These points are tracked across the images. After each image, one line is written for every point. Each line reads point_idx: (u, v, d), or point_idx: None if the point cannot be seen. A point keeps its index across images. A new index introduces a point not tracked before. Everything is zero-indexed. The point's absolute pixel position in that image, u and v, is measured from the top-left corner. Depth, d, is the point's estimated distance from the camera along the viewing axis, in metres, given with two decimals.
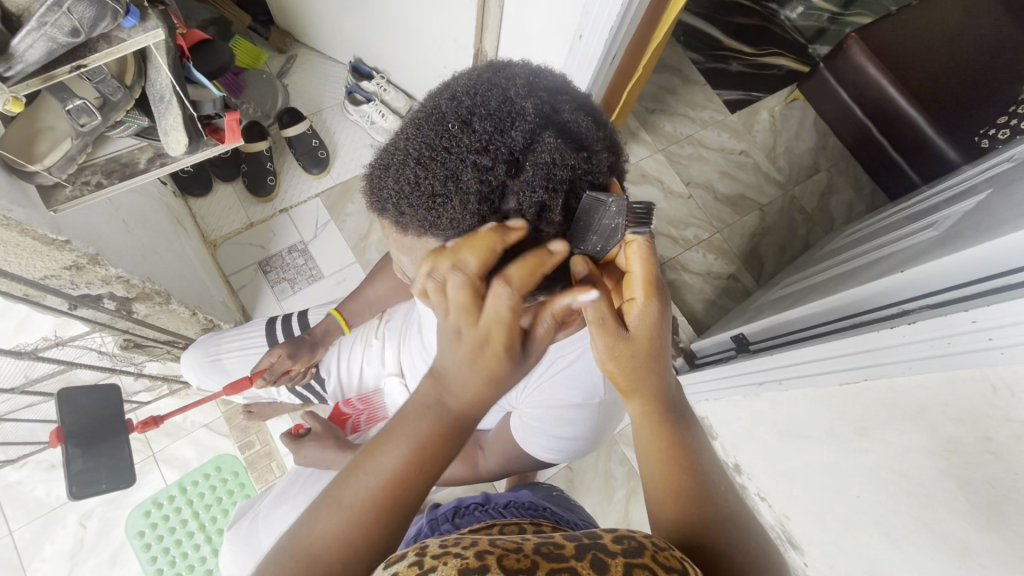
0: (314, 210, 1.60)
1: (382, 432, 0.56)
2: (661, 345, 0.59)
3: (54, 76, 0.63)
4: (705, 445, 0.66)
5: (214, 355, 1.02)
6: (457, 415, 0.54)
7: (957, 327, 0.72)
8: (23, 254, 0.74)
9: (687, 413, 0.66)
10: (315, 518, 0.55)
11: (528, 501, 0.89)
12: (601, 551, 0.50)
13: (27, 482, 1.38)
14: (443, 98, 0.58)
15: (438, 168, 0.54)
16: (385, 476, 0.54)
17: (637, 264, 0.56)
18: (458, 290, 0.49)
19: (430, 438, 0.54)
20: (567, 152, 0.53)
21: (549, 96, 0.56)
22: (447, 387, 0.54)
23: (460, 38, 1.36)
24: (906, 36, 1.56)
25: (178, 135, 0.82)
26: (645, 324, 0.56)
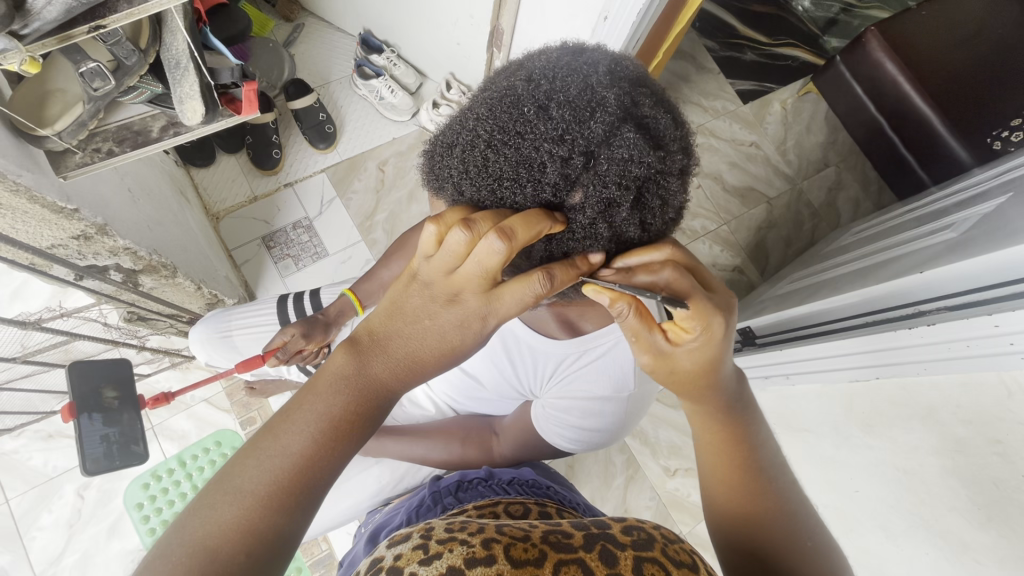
0: (319, 184, 1.57)
1: (284, 410, 0.55)
2: (718, 365, 0.59)
3: (72, 37, 0.59)
4: (767, 437, 0.66)
5: (224, 332, 1.01)
6: (375, 388, 0.56)
7: (976, 331, 0.73)
8: (32, 223, 0.71)
9: (756, 413, 0.66)
10: (204, 513, 0.50)
11: (531, 478, 0.83)
12: (611, 542, 0.49)
13: (23, 451, 1.36)
14: (518, 78, 0.55)
15: (509, 153, 0.53)
16: (290, 455, 0.52)
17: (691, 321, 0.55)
18: (488, 260, 0.50)
19: (346, 413, 0.54)
20: (645, 149, 0.52)
21: (630, 87, 0.54)
22: (376, 361, 0.56)
23: (476, 14, 1.33)
24: (926, 31, 1.54)
25: (194, 104, 0.78)
26: (695, 355, 0.57)
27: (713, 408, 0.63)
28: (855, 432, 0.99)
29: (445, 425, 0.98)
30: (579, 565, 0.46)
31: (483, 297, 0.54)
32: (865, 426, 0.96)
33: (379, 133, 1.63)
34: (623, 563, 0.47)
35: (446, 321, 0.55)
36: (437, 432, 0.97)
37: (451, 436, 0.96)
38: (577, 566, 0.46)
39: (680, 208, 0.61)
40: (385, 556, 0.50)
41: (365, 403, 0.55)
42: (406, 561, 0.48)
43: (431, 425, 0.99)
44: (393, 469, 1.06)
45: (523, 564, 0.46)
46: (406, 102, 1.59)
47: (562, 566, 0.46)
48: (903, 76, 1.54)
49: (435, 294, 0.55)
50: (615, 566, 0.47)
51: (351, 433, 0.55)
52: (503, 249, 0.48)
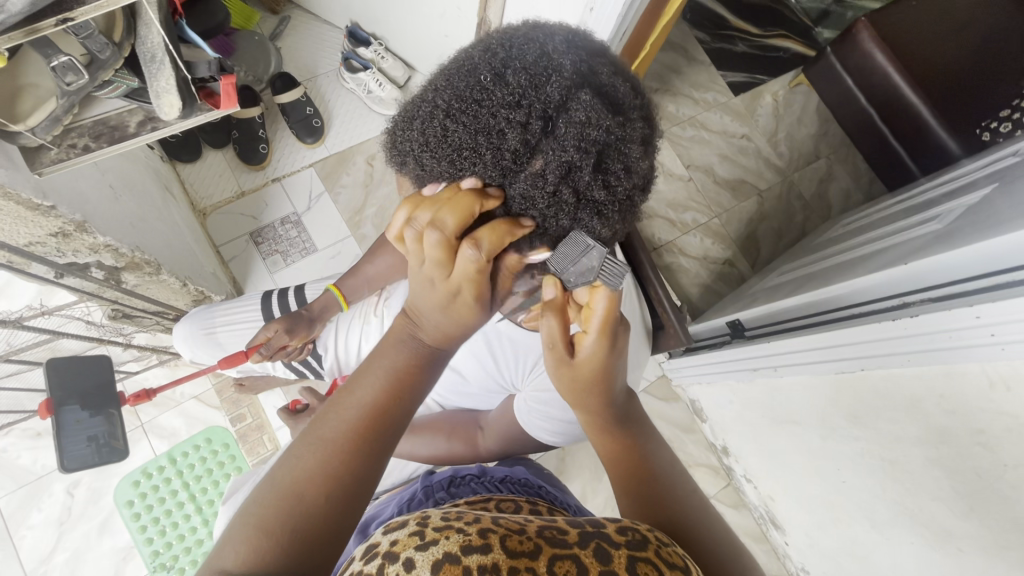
0: (307, 179, 1.55)
1: (355, 371, 0.60)
2: (608, 374, 0.65)
3: (39, 29, 0.57)
4: (661, 452, 0.73)
5: (209, 328, 1.00)
6: (431, 347, 0.60)
7: (959, 322, 0.72)
8: (8, 220, 0.70)
9: (645, 429, 0.74)
10: (291, 463, 0.54)
11: (523, 478, 0.83)
12: (605, 541, 0.49)
13: (12, 450, 1.35)
14: (477, 49, 0.55)
15: (467, 120, 0.51)
16: (364, 406, 0.57)
17: (587, 345, 0.62)
18: (433, 251, 0.53)
19: (411, 366, 0.59)
20: (603, 113, 0.50)
21: (588, 56, 0.53)
22: (423, 326, 0.60)
23: (463, 6, 1.31)
24: (916, 21, 1.53)
25: (170, 98, 0.77)
26: (591, 361, 0.63)
27: (598, 424, 0.71)
28: (842, 422, 0.99)
29: (431, 419, 0.98)
30: (573, 560, 0.47)
31: (445, 277, 0.55)
32: (851, 416, 0.97)
33: (367, 127, 1.62)
34: (617, 562, 0.47)
35: (429, 295, 0.58)
36: (424, 425, 0.97)
37: (438, 431, 0.96)
38: (572, 562, 0.47)
39: (645, 179, 0.58)
40: (381, 542, 0.50)
41: (426, 359, 0.60)
42: (402, 547, 0.48)
43: (418, 418, 0.99)
44: (382, 465, 1.05)
45: (519, 555, 0.47)
46: (395, 96, 1.57)
47: (557, 560, 0.47)
48: (892, 68, 1.54)
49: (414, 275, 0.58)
50: (609, 563, 0.47)
51: (413, 386, 0.59)
52: (437, 240, 0.52)
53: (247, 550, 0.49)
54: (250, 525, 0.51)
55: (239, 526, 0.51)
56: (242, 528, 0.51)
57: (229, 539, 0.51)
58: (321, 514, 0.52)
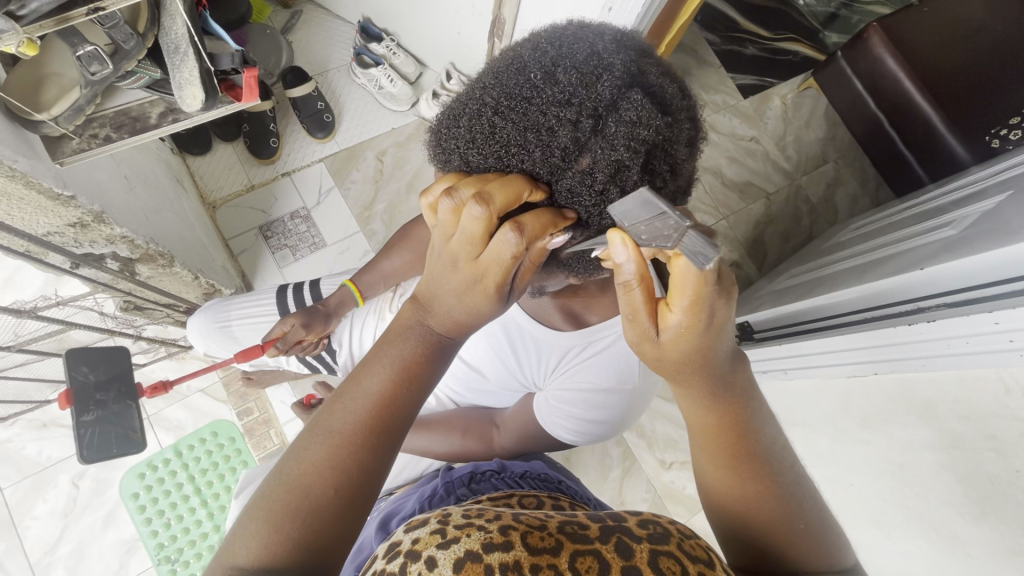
0: (317, 174, 1.55)
1: (362, 362, 0.58)
2: (707, 352, 0.56)
3: (69, 19, 0.57)
4: (766, 421, 0.65)
5: (223, 322, 1.00)
6: (439, 337, 0.58)
7: (976, 328, 0.73)
8: (27, 209, 0.70)
9: (754, 395, 0.64)
10: (297, 456, 0.54)
11: (543, 472, 0.83)
12: (626, 534, 0.49)
13: (17, 440, 1.35)
14: (525, 49, 0.55)
15: (516, 117, 0.51)
16: (369, 398, 0.55)
17: (677, 315, 0.52)
18: (472, 229, 0.50)
19: (417, 357, 0.57)
20: (653, 112, 0.50)
21: (637, 56, 0.53)
22: (435, 314, 0.58)
23: (478, 3, 1.32)
24: (927, 27, 1.54)
25: (194, 90, 0.76)
26: (680, 344, 0.55)
27: (701, 396, 0.61)
28: (852, 427, 0.99)
29: (446, 416, 0.98)
30: (594, 555, 0.46)
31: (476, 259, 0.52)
32: (862, 420, 0.97)
33: (378, 123, 1.62)
34: (640, 557, 0.46)
35: (453, 283, 0.55)
36: (439, 422, 0.97)
37: (452, 427, 0.96)
38: (594, 558, 0.46)
39: (688, 181, 0.58)
40: (403, 541, 0.50)
41: (434, 348, 0.58)
42: (424, 545, 0.48)
43: (433, 415, 1.00)
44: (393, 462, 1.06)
45: (540, 552, 0.46)
46: (406, 92, 1.57)
47: (578, 556, 0.46)
48: (903, 73, 1.54)
49: (443, 261, 0.55)
50: (631, 559, 0.46)
51: (419, 378, 0.57)
52: (481, 215, 0.48)
53: (256, 543, 0.50)
54: (259, 518, 0.51)
55: (248, 518, 0.52)
56: (252, 521, 0.51)
57: (240, 531, 0.52)
58: (329, 507, 0.52)
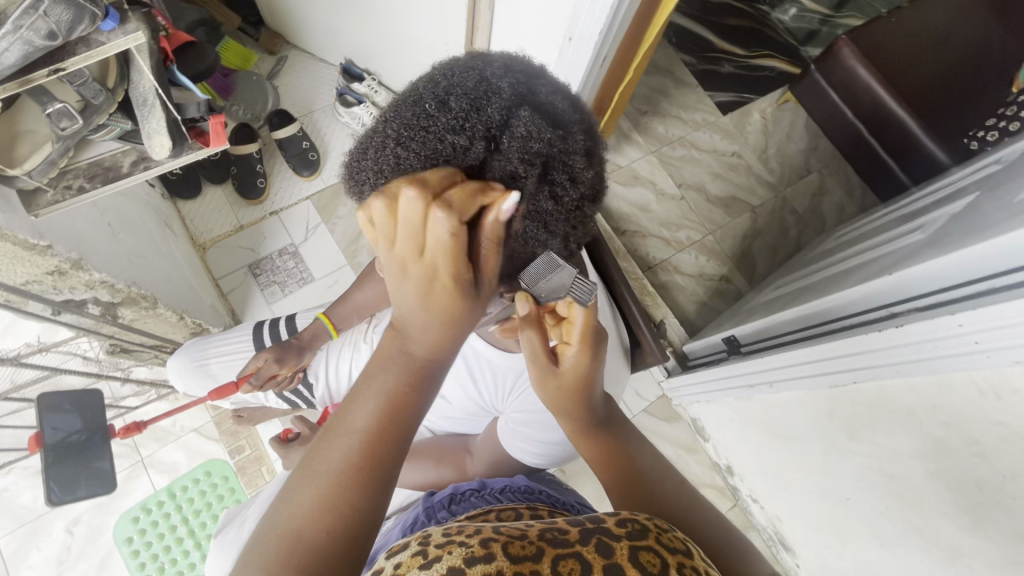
0: (304, 212, 1.59)
1: (346, 400, 0.56)
2: (590, 381, 0.64)
3: (31, 80, 0.60)
4: (643, 447, 0.72)
5: (201, 360, 1.01)
6: (425, 362, 0.55)
7: (941, 331, 0.72)
8: (5, 260, 0.72)
9: (624, 426, 0.73)
10: (289, 498, 0.51)
11: (524, 484, 0.78)
12: (606, 535, 0.48)
13: (13, 488, 1.36)
14: (422, 82, 0.58)
15: (416, 146, 0.53)
16: (355, 432, 0.53)
17: (581, 311, 0.60)
18: (411, 220, 0.49)
19: (398, 385, 0.54)
20: (543, 127, 0.52)
21: (526, 77, 0.55)
22: (410, 336, 0.55)
23: (452, 41, 1.38)
24: (895, 36, 1.57)
25: (161, 139, 0.80)
26: (579, 363, 0.62)
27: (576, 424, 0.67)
28: (841, 438, 0.98)
29: (421, 445, 0.98)
30: (579, 560, 0.45)
31: (424, 254, 0.50)
32: (849, 432, 0.96)
33: None
34: (620, 553, 0.45)
35: (415, 291, 0.52)
36: (414, 452, 0.96)
37: (428, 457, 0.95)
38: (576, 560, 0.45)
39: (595, 188, 0.59)
40: (384, 567, 0.47)
41: (418, 373, 0.55)
42: (406, 568, 0.46)
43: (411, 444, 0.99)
44: None
45: (522, 560, 0.44)
46: None
47: (560, 560, 0.45)
48: (875, 81, 1.56)
49: (392, 270, 0.53)
50: (613, 557, 0.45)
51: (407, 407, 0.55)
52: (415, 197, 0.47)
53: None
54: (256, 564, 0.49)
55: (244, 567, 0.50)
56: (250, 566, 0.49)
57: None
58: (323, 548, 0.49)
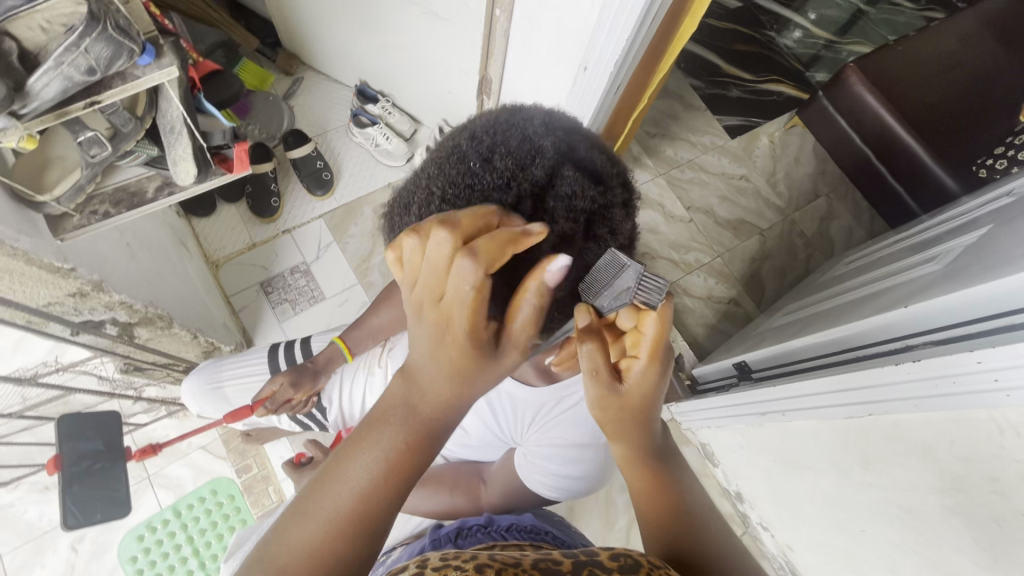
0: (317, 231, 1.60)
1: (347, 441, 0.52)
2: (653, 404, 0.59)
3: (69, 111, 0.65)
4: (689, 484, 0.68)
5: (216, 383, 1.01)
6: (431, 417, 0.52)
7: (960, 367, 0.72)
8: (27, 283, 0.72)
9: (675, 457, 0.68)
10: (281, 534, 0.50)
11: (529, 524, 0.79)
12: (597, 567, 0.49)
13: (18, 504, 1.35)
14: (462, 137, 0.59)
15: (463, 204, 0.54)
16: (354, 482, 0.50)
17: (652, 323, 0.53)
18: (437, 259, 0.47)
19: (404, 441, 0.51)
20: (586, 184, 0.55)
21: (565, 134, 0.59)
22: (422, 387, 0.51)
23: (467, 66, 1.40)
24: (904, 64, 1.59)
25: (186, 165, 0.83)
26: (647, 380, 0.56)
27: (632, 450, 0.62)
28: (856, 469, 0.97)
29: (436, 471, 0.97)
30: None
31: (439, 303, 0.48)
32: (864, 463, 0.95)
33: (375, 178, 1.68)
34: None
35: (434, 337, 0.49)
36: (428, 478, 0.95)
37: (441, 485, 0.95)
38: None
39: (628, 239, 0.63)
40: None
41: (425, 431, 0.52)
42: None
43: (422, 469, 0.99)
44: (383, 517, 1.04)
45: None
46: (402, 149, 1.65)
47: None
48: (884, 109, 1.58)
49: (411, 308, 0.50)
50: None
51: (410, 464, 0.51)
52: (446, 239, 0.46)
53: None
54: None
55: None
56: None
57: None
58: None
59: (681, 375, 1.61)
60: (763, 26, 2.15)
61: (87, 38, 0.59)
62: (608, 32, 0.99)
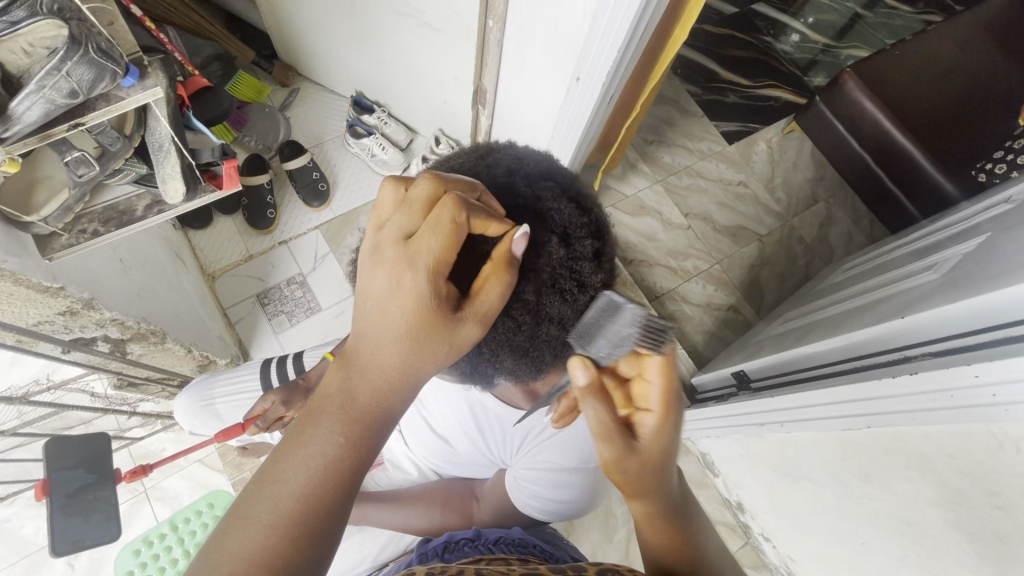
0: (313, 242, 1.60)
1: (284, 445, 0.55)
2: (668, 459, 0.59)
3: (52, 134, 0.66)
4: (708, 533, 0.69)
5: (207, 400, 1.01)
6: (369, 410, 0.55)
7: (958, 381, 0.71)
8: (18, 302, 0.73)
9: (692, 509, 0.68)
10: (220, 544, 0.51)
11: (518, 537, 0.78)
12: None
13: (15, 519, 1.35)
14: None
15: None
16: (293, 487, 0.52)
17: (656, 371, 0.56)
18: (415, 202, 0.55)
19: (345, 438, 0.54)
20: (540, 238, 0.58)
21: (533, 184, 0.61)
22: (360, 380, 0.56)
23: (460, 76, 1.40)
24: (900, 69, 1.58)
25: (175, 183, 0.85)
26: (660, 440, 0.58)
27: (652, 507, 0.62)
28: (856, 482, 0.96)
29: (429, 489, 0.97)
30: None
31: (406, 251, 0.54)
32: (864, 475, 0.94)
33: (371, 189, 1.68)
34: None
35: (388, 305, 0.55)
36: (418, 496, 0.96)
37: (433, 502, 0.95)
38: None
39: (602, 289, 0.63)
40: None
41: (361, 426, 0.55)
42: None
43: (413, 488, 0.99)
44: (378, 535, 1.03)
45: None
46: (398, 158, 1.65)
47: None
48: (881, 113, 1.57)
49: (377, 266, 0.56)
50: None
51: (350, 463, 0.54)
52: (428, 182, 0.55)
53: None
54: None
55: None
56: None
57: None
58: None
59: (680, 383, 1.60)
60: (760, 31, 2.15)
61: (68, 62, 0.61)
62: (599, 43, 0.99)
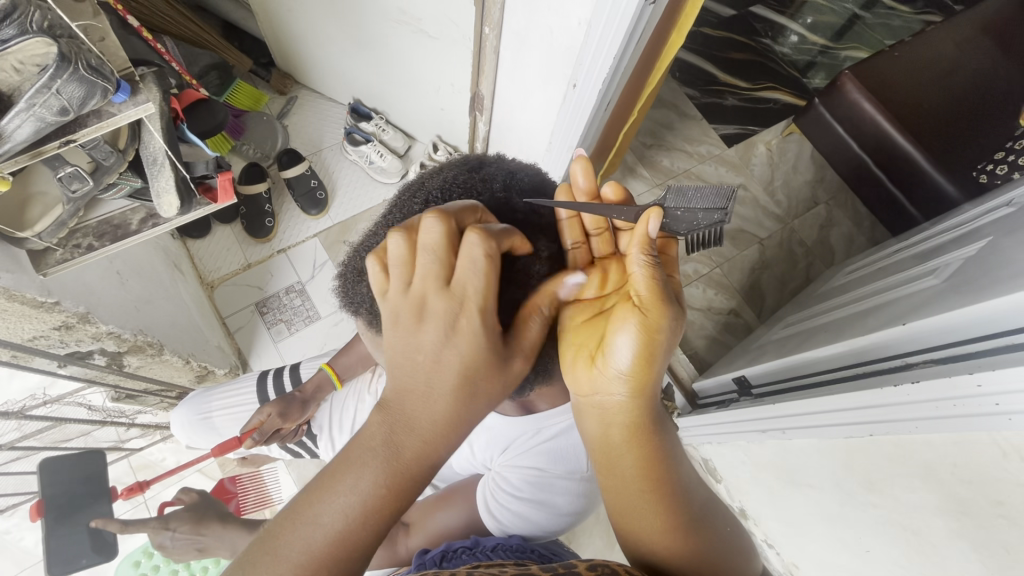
0: (311, 250, 1.60)
1: (318, 482, 0.54)
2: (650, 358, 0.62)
3: (42, 151, 0.67)
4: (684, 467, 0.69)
5: (205, 413, 1.01)
6: (410, 460, 0.53)
7: (960, 390, 0.70)
8: (12, 317, 0.73)
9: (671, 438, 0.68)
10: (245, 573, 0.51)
11: (516, 542, 0.78)
12: None
13: (15, 531, 1.34)
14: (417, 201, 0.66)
15: None
16: (326, 528, 0.51)
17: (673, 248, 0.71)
18: (432, 241, 0.53)
19: (382, 487, 0.52)
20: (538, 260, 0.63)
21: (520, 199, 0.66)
22: (402, 427, 0.54)
23: (457, 83, 1.40)
24: (899, 69, 1.57)
25: (170, 198, 0.84)
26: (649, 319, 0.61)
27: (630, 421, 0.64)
28: (859, 490, 0.95)
29: None
30: None
31: (447, 294, 0.53)
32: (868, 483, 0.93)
33: (369, 197, 1.68)
34: None
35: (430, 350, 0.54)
36: None
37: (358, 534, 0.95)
38: None
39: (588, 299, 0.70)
40: None
41: (402, 476, 0.53)
42: None
43: None
44: None
45: None
46: (396, 165, 1.65)
47: None
48: (880, 115, 1.56)
49: (406, 317, 0.54)
50: None
51: (386, 511, 0.53)
52: (439, 219, 0.52)
53: None
54: None
55: None
56: None
57: None
58: None
59: (681, 387, 1.60)
60: (758, 33, 2.14)
61: (58, 80, 0.61)
62: (594, 50, 0.99)
